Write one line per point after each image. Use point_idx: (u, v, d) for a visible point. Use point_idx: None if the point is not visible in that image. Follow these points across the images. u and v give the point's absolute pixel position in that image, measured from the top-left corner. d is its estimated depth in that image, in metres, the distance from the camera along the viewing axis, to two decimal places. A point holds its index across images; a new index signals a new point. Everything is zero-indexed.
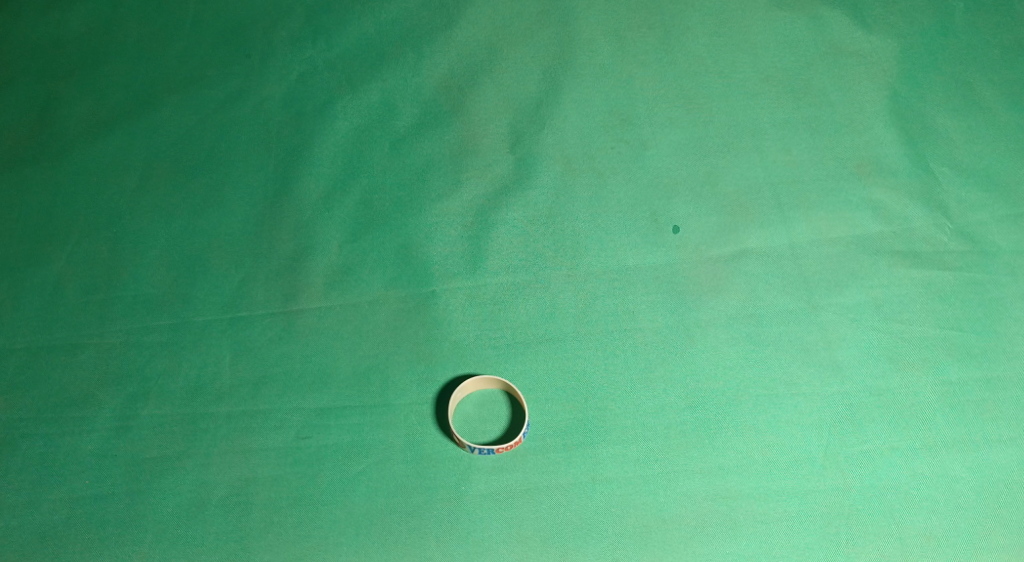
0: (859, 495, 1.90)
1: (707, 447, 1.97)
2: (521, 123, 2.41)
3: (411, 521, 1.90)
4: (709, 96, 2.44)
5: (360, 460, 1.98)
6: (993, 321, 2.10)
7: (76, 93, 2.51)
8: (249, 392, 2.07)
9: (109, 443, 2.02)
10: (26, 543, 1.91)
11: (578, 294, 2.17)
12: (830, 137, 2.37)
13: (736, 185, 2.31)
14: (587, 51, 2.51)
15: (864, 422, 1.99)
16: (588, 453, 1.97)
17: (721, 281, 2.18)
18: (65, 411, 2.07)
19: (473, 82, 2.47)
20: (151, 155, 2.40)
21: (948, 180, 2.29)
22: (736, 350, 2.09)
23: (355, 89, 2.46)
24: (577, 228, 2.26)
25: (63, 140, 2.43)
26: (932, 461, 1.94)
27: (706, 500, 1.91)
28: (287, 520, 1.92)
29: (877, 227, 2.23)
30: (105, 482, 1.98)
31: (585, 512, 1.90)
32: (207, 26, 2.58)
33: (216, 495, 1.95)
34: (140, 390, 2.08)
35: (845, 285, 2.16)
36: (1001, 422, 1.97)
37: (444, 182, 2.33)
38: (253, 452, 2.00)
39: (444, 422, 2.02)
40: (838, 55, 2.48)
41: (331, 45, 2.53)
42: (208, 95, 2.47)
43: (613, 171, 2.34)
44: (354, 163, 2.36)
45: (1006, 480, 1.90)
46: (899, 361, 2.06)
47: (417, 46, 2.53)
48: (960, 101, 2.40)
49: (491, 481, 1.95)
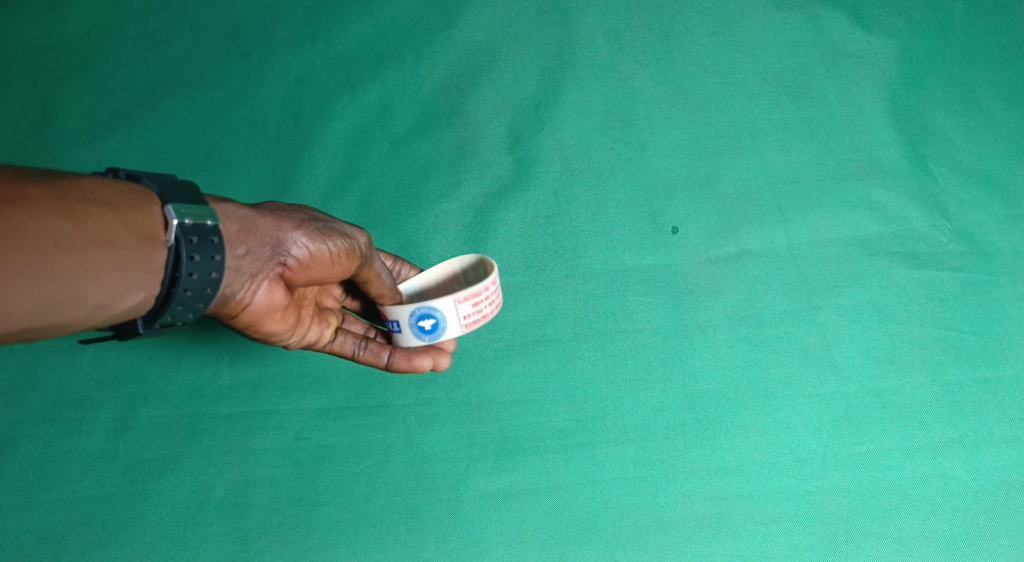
0: (858, 496, 1.94)
1: (706, 447, 1.99)
2: (520, 123, 2.39)
3: (411, 522, 1.95)
4: (708, 97, 2.41)
5: (360, 460, 2.01)
6: (993, 321, 2.12)
7: (76, 93, 2.50)
8: (248, 392, 2.07)
9: (108, 443, 2.06)
10: (27, 543, 1.99)
11: (577, 295, 2.16)
12: (829, 138, 2.36)
13: (735, 185, 2.30)
14: (587, 51, 2.46)
15: (863, 422, 2.01)
16: (587, 454, 1.99)
17: (721, 282, 2.17)
18: (64, 412, 2.09)
19: (473, 82, 2.44)
20: (151, 156, 2.41)
21: (947, 181, 2.31)
22: (735, 351, 2.09)
23: (354, 89, 2.44)
24: (576, 228, 2.25)
25: (63, 141, 2.44)
26: (932, 461, 1.97)
27: (704, 500, 1.95)
28: (287, 521, 1.97)
29: (876, 228, 2.24)
30: (105, 482, 2.02)
31: (586, 512, 1.95)
32: (205, 24, 2.54)
33: (216, 496, 2.00)
34: (138, 390, 2.09)
35: (845, 285, 2.16)
36: (1001, 422, 2.01)
37: (444, 183, 2.32)
38: (254, 453, 2.03)
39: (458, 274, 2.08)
40: (838, 56, 2.46)
41: (330, 45, 2.49)
42: (207, 95, 2.46)
43: (613, 171, 2.32)
44: (354, 164, 2.36)
45: (1004, 481, 1.95)
46: (898, 362, 2.08)
47: (417, 46, 2.48)
48: (960, 101, 2.41)
49: (492, 482, 1.98)
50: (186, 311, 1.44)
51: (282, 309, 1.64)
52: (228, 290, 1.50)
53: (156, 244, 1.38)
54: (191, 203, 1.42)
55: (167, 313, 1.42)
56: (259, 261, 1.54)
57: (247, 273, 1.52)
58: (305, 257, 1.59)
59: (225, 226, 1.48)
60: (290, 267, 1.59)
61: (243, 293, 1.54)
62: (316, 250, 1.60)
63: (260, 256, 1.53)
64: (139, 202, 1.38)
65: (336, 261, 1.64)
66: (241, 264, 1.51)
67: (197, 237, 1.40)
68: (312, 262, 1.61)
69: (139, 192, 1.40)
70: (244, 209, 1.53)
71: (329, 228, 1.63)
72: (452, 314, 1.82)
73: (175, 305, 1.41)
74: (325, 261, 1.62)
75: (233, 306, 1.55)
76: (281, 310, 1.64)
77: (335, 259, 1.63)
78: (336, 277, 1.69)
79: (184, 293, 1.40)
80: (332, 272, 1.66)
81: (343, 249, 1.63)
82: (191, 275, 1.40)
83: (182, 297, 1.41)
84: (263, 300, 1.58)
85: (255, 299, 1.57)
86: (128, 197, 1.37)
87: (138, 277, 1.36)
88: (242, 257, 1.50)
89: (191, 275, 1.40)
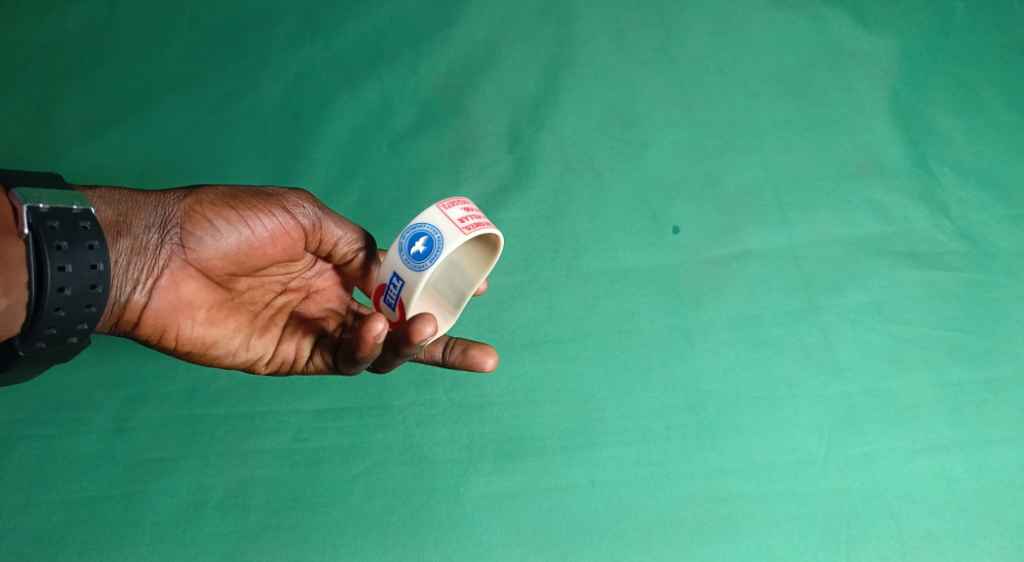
0: (859, 497, 1.92)
1: (707, 448, 1.98)
2: (520, 122, 2.38)
3: (410, 524, 1.92)
4: (709, 96, 2.41)
5: (359, 461, 2.00)
6: (993, 322, 2.12)
7: (75, 93, 2.43)
8: (247, 392, 2.09)
9: (107, 444, 2.03)
10: (24, 544, 1.91)
11: (577, 295, 2.15)
12: (830, 137, 2.36)
13: (736, 185, 2.29)
14: (587, 51, 2.47)
15: (865, 423, 2.00)
16: (587, 454, 1.98)
17: (721, 281, 2.16)
18: (61, 413, 2.07)
19: (473, 82, 2.43)
20: (150, 153, 2.33)
21: (948, 181, 2.31)
22: (735, 352, 2.08)
23: (353, 88, 2.43)
24: (577, 228, 2.24)
25: (61, 139, 2.34)
26: (933, 461, 1.96)
27: (705, 502, 1.92)
28: (286, 522, 1.94)
29: (877, 228, 2.24)
30: (103, 483, 1.99)
31: (585, 513, 1.92)
32: (205, 25, 2.53)
33: (215, 497, 1.97)
34: (137, 391, 2.09)
35: (845, 285, 2.16)
36: (1002, 423, 2.00)
37: (444, 182, 2.29)
38: (252, 453, 2.02)
39: (458, 281, 1.92)
40: (838, 55, 2.47)
41: (329, 44, 2.49)
42: (206, 94, 2.43)
43: (613, 171, 2.31)
44: (353, 163, 2.33)
45: (1006, 481, 1.94)
46: (900, 362, 2.07)
47: (417, 45, 2.48)
48: (961, 101, 2.42)
49: (491, 483, 1.96)
50: (67, 313, 1.44)
51: (202, 306, 1.68)
52: (119, 283, 1.61)
53: (13, 238, 1.40)
54: (44, 189, 1.44)
55: (44, 319, 1.41)
56: (151, 246, 1.64)
57: (136, 261, 1.62)
58: (201, 231, 1.65)
59: (105, 216, 1.63)
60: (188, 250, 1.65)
61: (148, 292, 1.63)
62: (209, 219, 1.65)
63: (150, 245, 1.63)
64: None
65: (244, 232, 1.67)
66: (131, 258, 1.62)
67: (59, 223, 1.42)
68: (210, 232, 1.65)
69: None
70: (131, 196, 1.66)
71: (227, 195, 1.68)
72: (449, 223, 1.67)
73: (51, 306, 1.41)
74: (228, 234, 1.66)
75: (135, 303, 1.63)
76: (202, 308, 1.68)
77: (233, 229, 1.66)
78: (259, 252, 1.70)
79: (60, 290, 1.41)
80: (246, 243, 1.68)
81: (244, 210, 1.66)
82: (62, 267, 1.41)
83: (58, 295, 1.41)
84: (168, 292, 1.65)
85: (157, 293, 1.64)
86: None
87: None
88: (126, 244, 1.62)
89: (64, 267, 1.41)
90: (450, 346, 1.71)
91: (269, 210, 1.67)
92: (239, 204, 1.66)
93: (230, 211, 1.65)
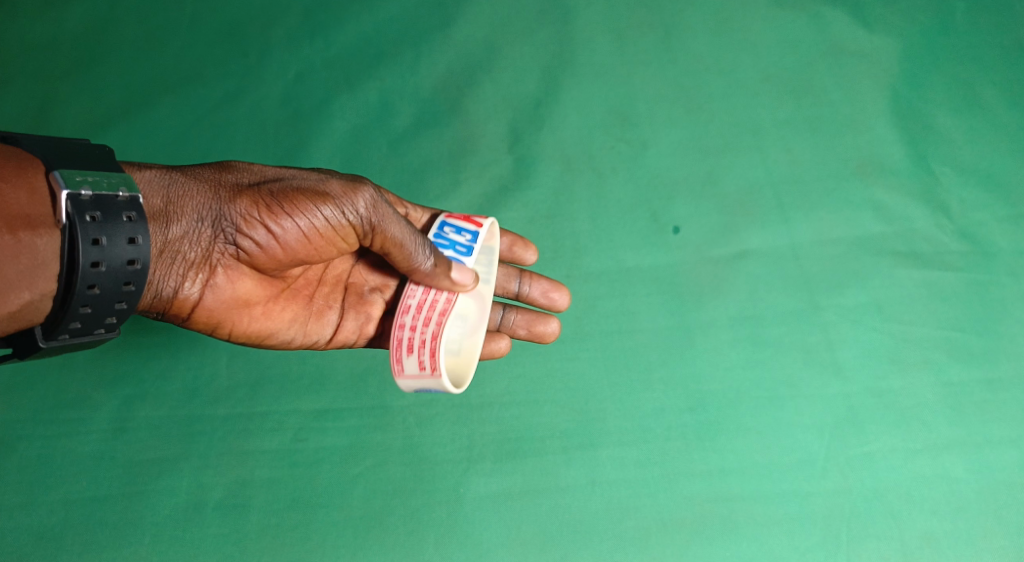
0: (859, 497, 1.93)
1: (707, 448, 1.98)
2: (520, 122, 2.37)
3: (411, 524, 1.93)
4: (709, 96, 2.40)
5: (359, 462, 1.99)
6: (994, 321, 2.12)
7: (76, 94, 2.43)
8: (246, 393, 2.07)
9: (107, 444, 2.02)
10: (26, 544, 1.92)
11: (577, 296, 2.14)
12: (830, 137, 2.36)
13: (736, 185, 2.28)
14: (587, 50, 2.46)
15: (865, 423, 2.01)
16: (587, 454, 1.98)
17: (721, 281, 2.16)
18: (60, 414, 2.05)
19: (473, 82, 2.42)
20: (150, 154, 2.33)
21: (949, 181, 2.31)
22: (736, 352, 2.08)
23: (353, 88, 2.42)
24: (577, 228, 2.23)
25: None
26: (934, 461, 1.97)
27: (706, 502, 1.93)
28: (287, 523, 1.94)
29: (878, 228, 2.23)
30: (103, 483, 1.98)
31: (585, 514, 1.92)
32: (204, 24, 2.52)
33: (214, 497, 1.97)
34: (136, 392, 2.07)
35: (846, 285, 2.16)
36: (1002, 423, 2.00)
37: (443, 182, 2.30)
38: (252, 453, 2.01)
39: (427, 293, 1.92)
40: (839, 55, 2.46)
41: (328, 44, 2.48)
42: (207, 94, 2.42)
43: (613, 171, 2.31)
44: (352, 164, 2.32)
45: (1006, 481, 1.94)
46: (900, 362, 2.07)
47: (417, 44, 2.47)
48: (961, 100, 2.41)
49: (491, 483, 1.96)
50: (95, 309, 1.38)
51: (258, 302, 1.67)
52: (163, 279, 1.55)
53: (46, 226, 1.34)
54: (88, 172, 1.37)
55: (70, 315, 1.36)
56: (201, 240, 1.55)
57: (184, 257, 1.55)
58: (256, 234, 1.55)
59: (148, 201, 1.52)
60: (243, 253, 1.58)
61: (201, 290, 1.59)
62: (261, 221, 1.53)
63: (202, 244, 1.55)
64: (22, 177, 1.34)
65: (302, 239, 1.56)
66: (182, 253, 1.55)
67: (99, 215, 1.35)
68: (261, 236, 1.55)
69: (27, 168, 1.35)
70: (179, 181, 1.54)
71: (283, 192, 1.53)
72: (420, 376, 1.71)
73: (79, 304, 1.35)
74: (288, 242, 1.56)
75: (185, 299, 1.59)
76: (257, 304, 1.67)
77: (294, 235, 1.55)
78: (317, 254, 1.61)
79: (89, 288, 1.35)
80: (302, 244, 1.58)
81: (300, 217, 1.53)
82: (97, 264, 1.35)
83: (87, 293, 1.35)
84: (221, 290, 1.61)
85: (209, 290, 1.60)
86: (7, 171, 1.32)
87: (16, 275, 1.32)
88: (175, 238, 1.53)
89: (99, 264, 1.35)
90: (512, 310, 1.89)
91: (327, 216, 1.53)
92: (292, 207, 1.52)
93: (284, 215, 1.52)
